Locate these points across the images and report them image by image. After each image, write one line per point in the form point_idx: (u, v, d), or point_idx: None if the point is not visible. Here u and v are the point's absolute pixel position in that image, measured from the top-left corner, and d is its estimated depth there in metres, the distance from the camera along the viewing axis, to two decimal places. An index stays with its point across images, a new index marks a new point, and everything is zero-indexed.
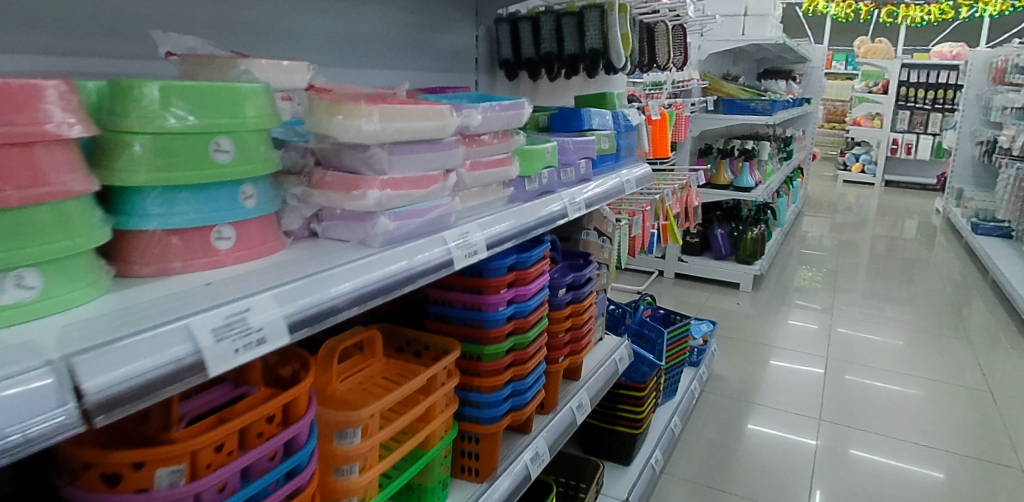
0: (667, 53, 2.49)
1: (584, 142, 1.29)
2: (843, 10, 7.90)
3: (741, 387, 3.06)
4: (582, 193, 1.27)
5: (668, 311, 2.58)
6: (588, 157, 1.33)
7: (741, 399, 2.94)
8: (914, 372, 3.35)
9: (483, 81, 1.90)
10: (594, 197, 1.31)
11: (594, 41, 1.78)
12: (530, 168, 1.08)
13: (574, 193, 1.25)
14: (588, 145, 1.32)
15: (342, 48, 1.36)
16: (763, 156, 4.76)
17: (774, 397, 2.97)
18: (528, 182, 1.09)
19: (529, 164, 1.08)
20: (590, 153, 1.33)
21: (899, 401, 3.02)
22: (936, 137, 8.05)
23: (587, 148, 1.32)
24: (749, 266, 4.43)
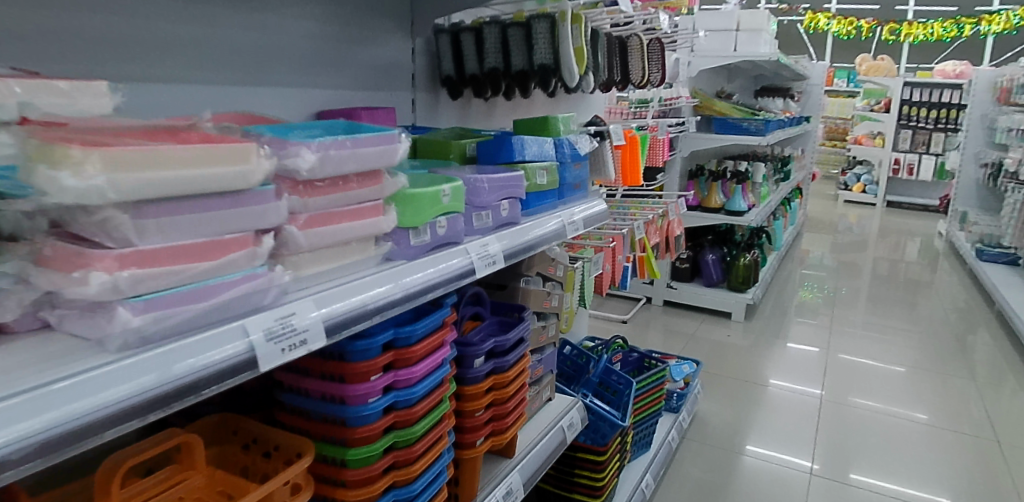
0: (641, 69, 2.28)
1: (506, 179, 1.06)
2: (844, 27, 7.70)
3: (729, 427, 2.79)
4: (501, 243, 1.03)
5: (642, 355, 2.32)
6: (515, 196, 1.09)
7: (732, 432, 2.75)
8: (913, 400, 3.15)
9: (421, 98, 1.67)
10: (519, 247, 1.07)
11: (543, 55, 1.56)
12: (417, 217, 0.85)
13: (489, 243, 1.01)
14: (513, 182, 1.08)
15: (221, 63, 1.14)
16: (757, 178, 4.51)
17: (771, 422, 2.84)
18: (417, 234, 0.86)
19: (415, 213, 0.85)
20: (517, 191, 1.10)
21: (902, 425, 2.89)
22: (940, 158, 7.80)
23: (512, 186, 1.08)
24: (742, 294, 4.16)
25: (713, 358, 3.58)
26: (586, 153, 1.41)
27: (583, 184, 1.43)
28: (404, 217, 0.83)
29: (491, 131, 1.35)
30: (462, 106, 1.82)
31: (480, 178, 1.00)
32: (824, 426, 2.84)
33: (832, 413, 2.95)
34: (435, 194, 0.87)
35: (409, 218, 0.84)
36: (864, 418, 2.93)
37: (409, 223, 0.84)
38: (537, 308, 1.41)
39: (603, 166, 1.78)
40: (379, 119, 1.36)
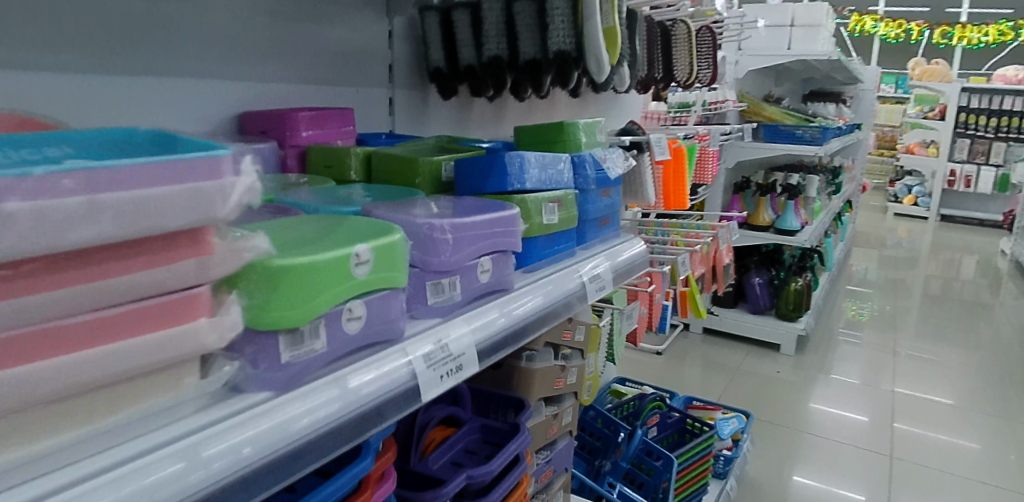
0: (688, 65, 1.87)
1: (489, 221, 0.66)
2: (894, 30, 7.15)
3: (784, 488, 2.32)
4: (478, 329, 0.63)
5: (683, 415, 1.89)
6: (503, 247, 0.69)
7: (788, 493, 2.29)
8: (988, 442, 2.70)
9: (402, 97, 1.29)
10: (512, 331, 0.67)
11: (559, 39, 1.16)
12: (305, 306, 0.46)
13: (456, 333, 0.60)
14: (500, 227, 0.67)
15: (72, 43, 0.79)
16: (810, 192, 4.01)
17: (831, 474, 2.41)
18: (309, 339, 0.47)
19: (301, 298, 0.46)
20: (510, 239, 0.70)
21: (945, 451, 2.60)
22: (1001, 168, 7.16)
23: (501, 231, 0.68)
24: (794, 324, 3.66)
25: (758, 397, 3.09)
26: (621, 174, 1.00)
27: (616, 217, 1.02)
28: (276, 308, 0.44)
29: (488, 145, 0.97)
30: (457, 107, 1.44)
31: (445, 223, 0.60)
32: (899, 485, 2.36)
33: (907, 466, 2.49)
34: (336, 261, 0.47)
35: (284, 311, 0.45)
36: (944, 474, 2.43)
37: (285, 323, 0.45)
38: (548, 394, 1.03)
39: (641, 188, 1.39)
40: (312, 123, 0.96)
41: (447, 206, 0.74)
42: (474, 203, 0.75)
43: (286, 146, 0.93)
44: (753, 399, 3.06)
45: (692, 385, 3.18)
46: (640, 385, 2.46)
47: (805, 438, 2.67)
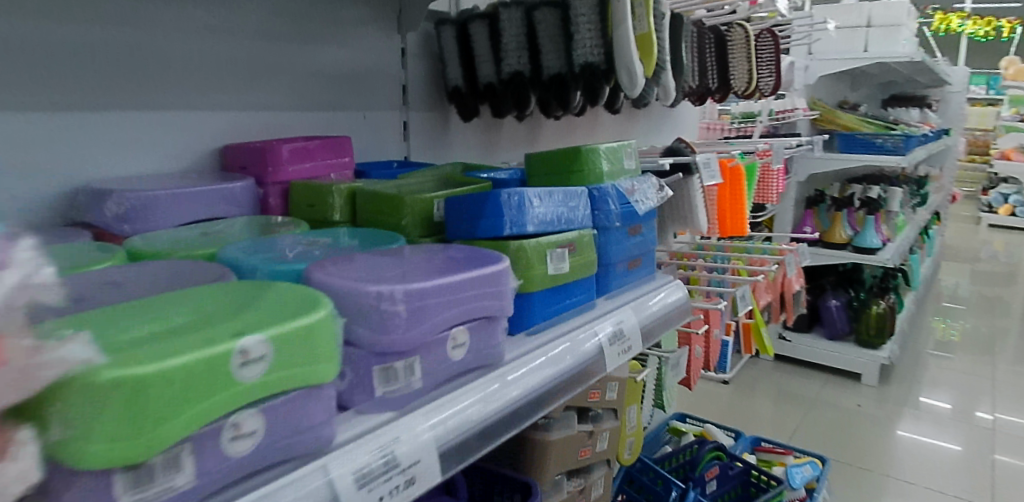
0: (747, 72, 1.68)
1: (463, 283, 0.53)
2: (982, 27, 6.61)
3: None
4: (447, 424, 0.50)
5: (747, 466, 1.72)
6: (486, 312, 0.56)
7: None
8: None
9: (418, 120, 1.17)
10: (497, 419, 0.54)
11: (586, 49, 1.02)
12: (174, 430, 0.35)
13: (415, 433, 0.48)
14: (481, 289, 0.55)
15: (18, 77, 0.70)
16: (893, 206, 3.67)
17: None
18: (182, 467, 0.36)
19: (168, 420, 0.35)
20: (496, 300, 0.57)
21: None
22: None
23: (482, 292, 0.55)
24: (876, 351, 3.34)
25: (837, 433, 2.80)
26: (654, 208, 0.85)
27: (648, 258, 0.88)
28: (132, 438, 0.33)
29: (496, 177, 0.84)
30: (483, 128, 1.31)
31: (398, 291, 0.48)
32: None
33: None
34: (211, 363, 0.36)
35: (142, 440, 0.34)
36: None
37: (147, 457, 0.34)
38: (571, 467, 0.90)
39: (691, 215, 1.26)
40: (294, 158, 0.84)
41: (427, 258, 0.62)
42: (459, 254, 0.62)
43: (267, 184, 0.83)
44: (831, 436, 2.77)
45: (762, 417, 2.91)
46: (702, 423, 2.24)
47: (889, 483, 2.39)
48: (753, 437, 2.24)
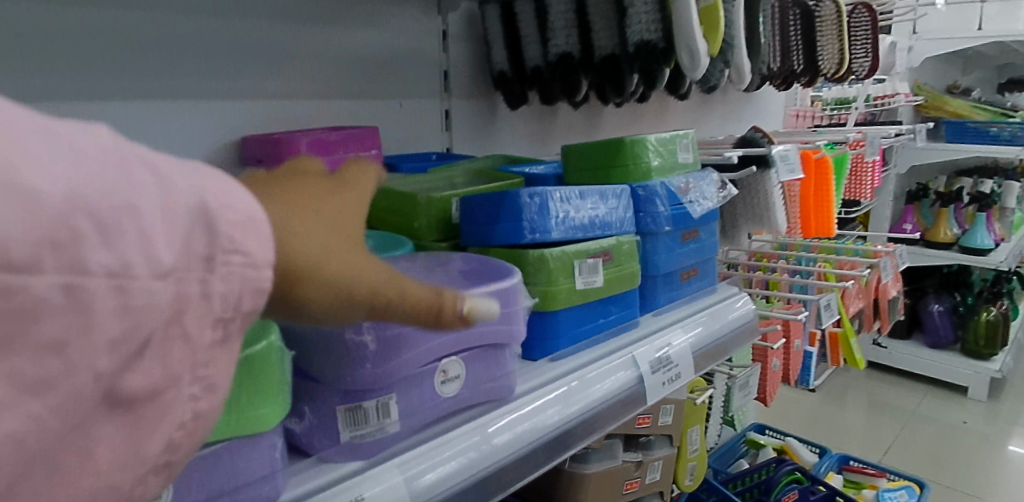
0: (838, 53, 1.48)
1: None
2: None
3: None
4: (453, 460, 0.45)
5: (832, 491, 1.52)
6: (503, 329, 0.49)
7: None
8: None
9: (461, 109, 1.06)
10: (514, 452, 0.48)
11: (640, 26, 0.90)
12: (324, 237, 0.29)
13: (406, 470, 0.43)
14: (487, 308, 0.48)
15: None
16: (1008, 202, 3.27)
17: None
18: (350, 306, 0.29)
19: (311, 219, 0.29)
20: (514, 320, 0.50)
21: None
22: None
23: (492, 309, 0.48)
24: (986, 363, 3.00)
25: (940, 453, 2.51)
26: (712, 207, 0.75)
27: (705, 266, 0.78)
28: (303, 239, 0.28)
29: (534, 169, 0.76)
30: (536, 115, 1.19)
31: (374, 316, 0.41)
32: None
33: None
34: None
35: (299, 244, 0.27)
36: None
37: (309, 281, 0.28)
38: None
39: (767, 214, 1.13)
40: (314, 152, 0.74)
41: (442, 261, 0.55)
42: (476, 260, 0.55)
43: None
44: (933, 456, 2.48)
45: (852, 431, 2.65)
46: (783, 436, 2.04)
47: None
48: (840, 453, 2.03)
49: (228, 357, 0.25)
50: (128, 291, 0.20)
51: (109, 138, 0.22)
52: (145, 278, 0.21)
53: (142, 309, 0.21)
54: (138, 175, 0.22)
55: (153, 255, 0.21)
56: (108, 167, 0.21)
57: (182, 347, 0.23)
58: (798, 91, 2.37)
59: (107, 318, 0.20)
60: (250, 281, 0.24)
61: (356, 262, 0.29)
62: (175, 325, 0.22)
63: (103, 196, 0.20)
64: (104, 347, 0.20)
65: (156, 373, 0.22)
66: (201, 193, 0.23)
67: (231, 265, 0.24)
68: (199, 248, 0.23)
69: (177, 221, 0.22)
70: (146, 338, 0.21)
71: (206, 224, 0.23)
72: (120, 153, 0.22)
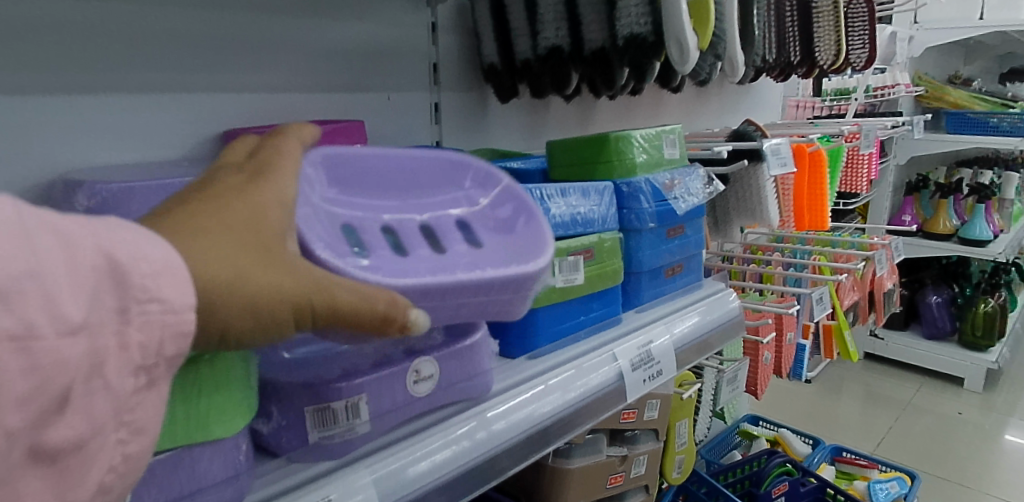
0: (835, 44, 1.47)
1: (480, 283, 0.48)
2: None
3: None
4: (428, 460, 0.47)
5: (822, 483, 1.54)
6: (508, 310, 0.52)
7: None
8: None
9: (450, 102, 1.05)
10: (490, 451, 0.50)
11: (631, 21, 0.90)
12: (245, 250, 0.32)
13: (382, 470, 0.45)
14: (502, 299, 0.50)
15: None
16: (1008, 193, 3.25)
17: None
18: (279, 323, 0.33)
19: (229, 235, 0.32)
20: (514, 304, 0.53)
21: None
22: None
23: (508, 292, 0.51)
24: (983, 355, 3.00)
25: (933, 445, 2.51)
26: (697, 203, 0.75)
27: (691, 262, 0.78)
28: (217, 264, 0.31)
29: (519, 166, 0.75)
30: (527, 109, 1.18)
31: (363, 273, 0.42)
32: None
33: None
34: None
35: (217, 265, 0.31)
36: None
37: (238, 299, 0.31)
38: (598, 496, 0.79)
39: (761, 208, 1.12)
40: None
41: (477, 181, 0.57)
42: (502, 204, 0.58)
43: None
44: (926, 448, 2.48)
45: (846, 421, 2.67)
46: (775, 427, 2.03)
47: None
48: (833, 444, 2.03)
49: (151, 398, 0.29)
50: (33, 351, 0.24)
51: (18, 209, 0.25)
52: (51, 337, 0.24)
53: (51, 369, 0.24)
54: (41, 241, 0.25)
55: (59, 315, 0.24)
56: (13, 239, 0.24)
57: (102, 398, 0.27)
58: (798, 82, 2.36)
59: (14, 378, 0.23)
60: (167, 326, 0.28)
61: (280, 272, 0.33)
62: (94, 377, 0.26)
63: (5, 267, 0.23)
64: (12, 405, 0.23)
65: (78, 423, 0.26)
66: (107, 251, 0.27)
67: (149, 313, 0.27)
68: (108, 303, 0.26)
69: (83, 279, 0.26)
70: (61, 391, 0.25)
71: (115, 280, 0.27)
72: (25, 218, 0.25)
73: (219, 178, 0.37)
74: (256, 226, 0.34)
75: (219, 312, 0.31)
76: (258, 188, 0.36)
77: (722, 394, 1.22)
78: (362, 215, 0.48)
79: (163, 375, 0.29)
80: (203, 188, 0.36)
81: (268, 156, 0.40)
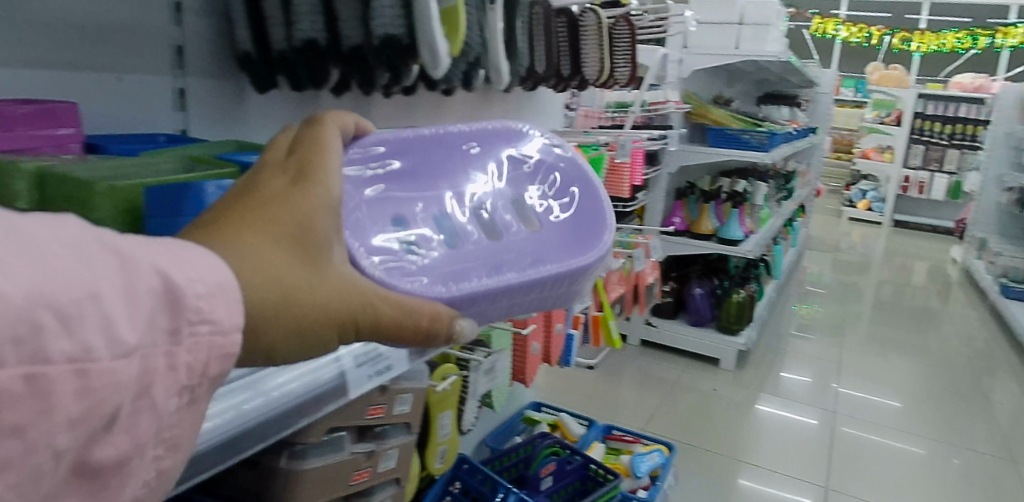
0: (599, 61, 1.61)
1: (515, 286, 0.74)
2: (854, 35, 7.14)
3: None
4: None
5: (586, 461, 1.67)
6: (530, 296, 0.78)
7: None
8: (932, 478, 2.56)
9: (198, 89, 0.99)
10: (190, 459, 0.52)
11: (388, 23, 0.90)
12: (301, 274, 0.43)
13: None
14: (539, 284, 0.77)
15: None
16: (757, 200, 3.78)
17: None
18: (320, 338, 0.45)
19: (286, 254, 0.42)
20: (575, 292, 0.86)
21: (883, 483, 2.50)
22: (955, 177, 6.82)
23: (557, 287, 0.80)
24: (736, 338, 3.47)
25: (696, 419, 2.87)
26: None
27: None
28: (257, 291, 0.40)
29: (213, 188, 0.59)
30: (294, 100, 1.15)
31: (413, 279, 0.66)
32: None
33: None
34: None
35: (272, 290, 0.41)
36: None
37: (291, 318, 0.42)
38: (339, 495, 0.80)
39: None
40: None
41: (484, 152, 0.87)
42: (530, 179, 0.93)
43: None
44: (687, 423, 2.82)
45: (625, 403, 2.94)
46: (556, 412, 2.18)
47: (741, 470, 2.49)
48: (605, 423, 2.21)
49: (185, 414, 0.37)
50: (88, 372, 0.29)
51: (86, 234, 0.32)
52: (104, 359, 0.30)
53: (101, 391, 0.30)
54: (99, 268, 0.31)
55: (115, 340, 0.31)
56: (68, 266, 0.30)
57: (145, 417, 0.34)
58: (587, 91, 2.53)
59: (68, 400, 0.29)
60: (214, 346, 0.36)
61: (327, 293, 0.44)
62: (139, 397, 0.33)
63: (70, 296, 0.29)
64: (62, 426, 0.29)
65: (121, 443, 0.33)
66: (161, 277, 0.34)
67: (197, 334, 0.35)
68: (162, 323, 0.34)
69: (139, 306, 0.33)
70: (109, 411, 0.31)
71: (168, 300, 0.34)
72: (97, 246, 0.32)
73: (271, 182, 0.46)
74: (302, 243, 0.44)
75: (266, 333, 0.41)
76: (304, 199, 0.45)
77: (479, 385, 1.28)
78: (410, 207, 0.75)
79: (200, 394, 0.37)
80: (252, 196, 0.45)
81: (310, 159, 0.49)
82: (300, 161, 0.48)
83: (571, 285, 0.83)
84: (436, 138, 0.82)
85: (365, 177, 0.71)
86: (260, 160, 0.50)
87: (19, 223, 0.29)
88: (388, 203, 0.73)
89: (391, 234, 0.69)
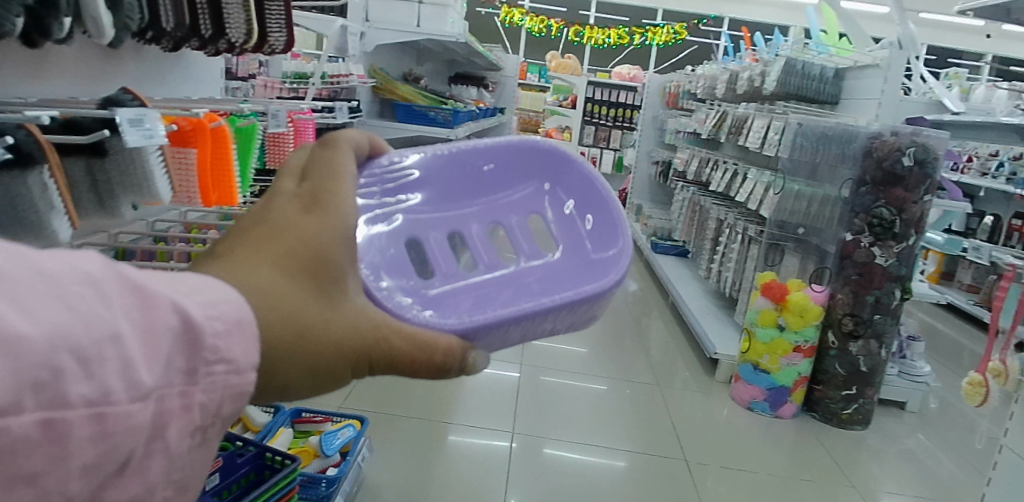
0: (244, 23, 1.48)
1: (520, 315, 0.80)
2: (536, 25, 7.86)
3: (411, 486, 2.23)
4: None
5: (261, 450, 1.60)
6: (537, 329, 0.85)
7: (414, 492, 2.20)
8: (603, 405, 3.04)
9: None
10: None
11: None
12: (314, 306, 0.54)
13: None
14: (525, 291, 0.91)
15: None
16: None
17: (457, 462, 2.40)
18: (334, 372, 0.57)
19: (299, 285, 0.54)
20: (593, 315, 0.91)
21: (566, 416, 2.88)
22: (618, 153, 8.06)
23: (571, 313, 0.86)
24: None
25: (400, 389, 2.94)
26: None
27: None
28: (269, 328, 0.51)
29: None
30: None
31: (422, 313, 0.77)
32: (518, 463, 2.45)
33: (527, 441, 2.60)
34: None
35: (283, 326, 0.52)
36: (562, 452, 2.57)
37: (302, 351, 0.53)
38: None
39: (146, 182, 1.11)
40: None
41: (499, 166, 1.05)
42: (544, 194, 1.07)
43: None
44: (391, 394, 2.87)
45: None
46: None
47: (447, 429, 2.63)
48: (293, 408, 2.12)
49: (198, 454, 0.48)
50: (105, 413, 0.39)
51: (111, 269, 0.42)
52: (123, 401, 0.40)
53: (116, 431, 0.40)
54: (114, 305, 0.41)
55: (136, 382, 0.41)
56: (90, 305, 0.39)
57: (157, 459, 0.44)
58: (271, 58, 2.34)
59: (83, 443, 0.39)
60: (229, 384, 0.47)
61: (342, 324, 0.57)
62: (157, 439, 0.44)
63: (91, 337, 0.39)
64: (76, 469, 0.39)
65: (133, 488, 0.43)
66: (178, 316, 0.44)
67: (214, 373, 0.46)
68: (179, 364, 0.45)
69: (161, 345, 0.43)
70: (123, 457, 0.41)
71: (188, 337, 0.45)
72: (121, 284, 0.42)
73: (285, 210, 0.58)
74: (315, 277, 0.55)
75: (282, 369, 0.53)
76: (318, 227, 0.57)
77: None
78: (412, 220, 0.96)
79: (209, 436, 0.48)
80: (269, 221, 0.57)
81: (322, 187, 0.61)
82: (312, 189, 0.60)
83: (578, 313, 0.87)
84: (461, 159, 1.02)
85: (384, 195, 0.92)
86: (274, 188, 0.61)
87: (50, 264, 0.38)
88: (411, 228, 0.95)
89: (387, 243, 0.90)
